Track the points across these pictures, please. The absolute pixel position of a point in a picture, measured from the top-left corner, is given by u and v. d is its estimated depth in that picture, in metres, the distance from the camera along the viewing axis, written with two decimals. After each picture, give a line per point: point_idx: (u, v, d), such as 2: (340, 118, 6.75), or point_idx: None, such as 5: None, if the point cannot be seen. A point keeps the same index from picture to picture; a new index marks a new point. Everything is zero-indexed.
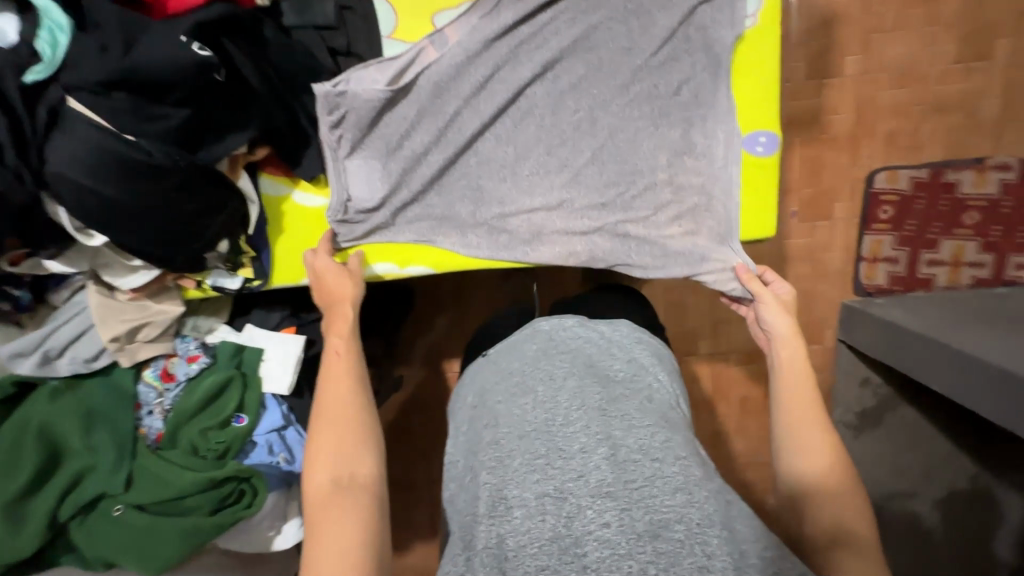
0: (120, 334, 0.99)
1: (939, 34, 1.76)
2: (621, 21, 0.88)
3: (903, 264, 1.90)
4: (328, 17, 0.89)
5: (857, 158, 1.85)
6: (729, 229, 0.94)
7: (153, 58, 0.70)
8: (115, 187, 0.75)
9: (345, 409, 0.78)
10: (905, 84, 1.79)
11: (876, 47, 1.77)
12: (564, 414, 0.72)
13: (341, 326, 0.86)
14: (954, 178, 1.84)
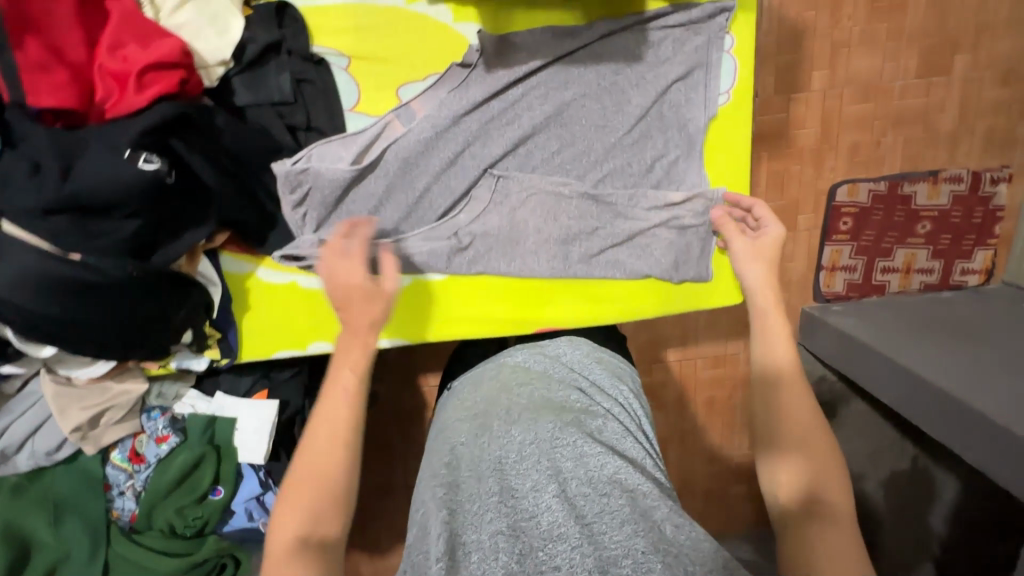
0: (83, 423, 0.95)
1: (902, 51, 1.67)
2: (594, 99, 0.85)
3: (860, 272, 1.82)
4: (284, 92, 0.82)
5: (821, 171, 1.75)
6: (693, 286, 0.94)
7: (95, 180, 0.65)
8: (63, 306, 0.70)
9: (326, 465, 0.58)
10: (870, 97, 1.70)
11: (842, 61, 1.67)
12: (516, 451, 0.63)
13: (359, 357, 0.64)
14: (911, 190, 1.76)
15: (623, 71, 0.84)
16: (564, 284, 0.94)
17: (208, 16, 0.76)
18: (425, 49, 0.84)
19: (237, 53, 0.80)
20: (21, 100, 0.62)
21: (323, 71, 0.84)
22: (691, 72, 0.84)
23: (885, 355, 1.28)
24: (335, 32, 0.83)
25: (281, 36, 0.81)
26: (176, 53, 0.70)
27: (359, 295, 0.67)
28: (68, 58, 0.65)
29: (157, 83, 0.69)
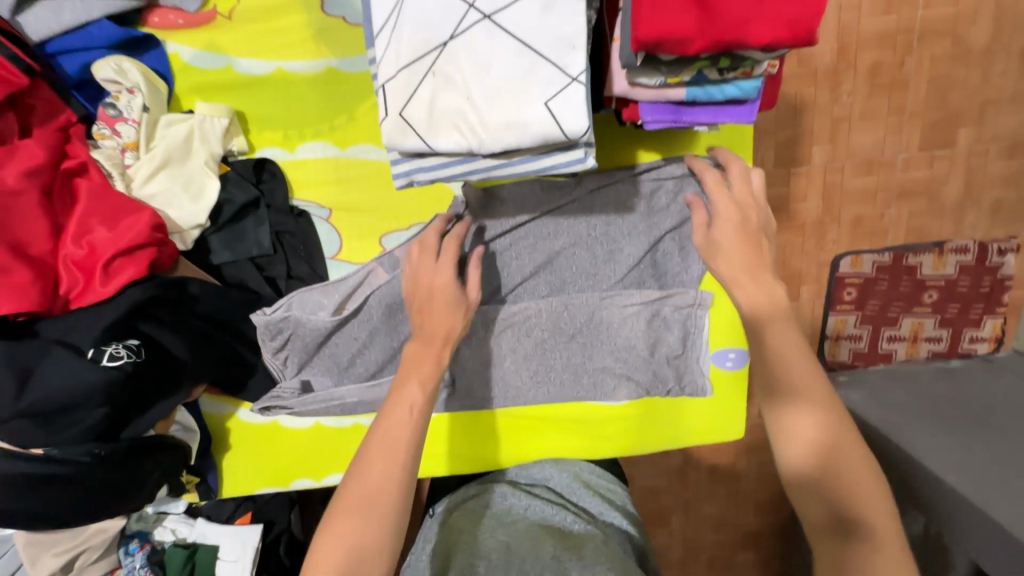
0: (56, 569, 0.92)
1: (905, 123, 1.51)
2: (585, 248, 0.82)
3: (866, 341, 1.61)
4: (262, 246, 0.80)
5: (822, 244, 1.58)
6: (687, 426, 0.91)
7: (54, 386, 0.61)
8: (26, 501, 0.67)
9: (378, 501, 0.53)
10: (871, 171, 1.54)
11: (842, 137, 1.51)
12: (518, 564, 0.64)
13: (424, 366, 0.63)
14: (915, 261, 1.57)
15: (614, 222, 0.81)
16: (558, 421, 0.91)
17: (182, 182, 0.73)
18: (409, 199, 0.81)
19: (214, 213, 0.77)
20: None
21: (304, 223, 0.82)
22: (685, 222, 0.81)
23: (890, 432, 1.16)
24: (315, 185, 0.80)
25: (258, 192, 0.79)
26: (146, 232, 0.68)
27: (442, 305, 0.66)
28: (31, 253, 0.63)
29: (127, 268, 0.67)
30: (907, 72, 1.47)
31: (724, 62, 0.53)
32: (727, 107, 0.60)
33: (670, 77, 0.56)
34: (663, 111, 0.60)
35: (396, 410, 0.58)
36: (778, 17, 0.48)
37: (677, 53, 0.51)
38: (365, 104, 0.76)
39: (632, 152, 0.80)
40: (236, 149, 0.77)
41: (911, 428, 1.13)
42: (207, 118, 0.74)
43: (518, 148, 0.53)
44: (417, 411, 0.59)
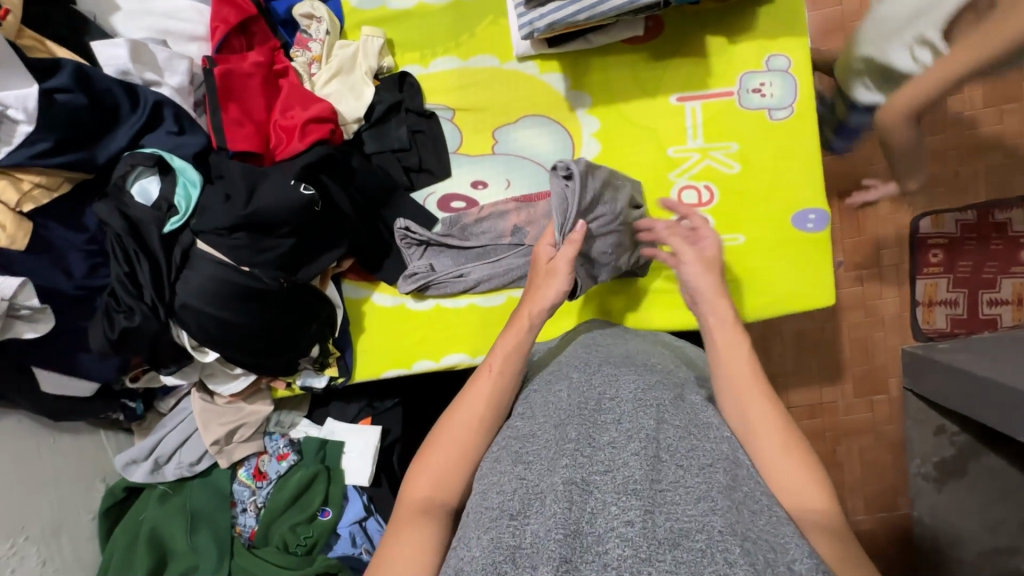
0: (220, 436, 1.07)
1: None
2: (664, 118, 0.97)
3: (964, 306, 1.50)
4: (402, 138, 1.00)
5: (898, 207, 1.50)
6: (777, 292, 0.97)
7: (268, 200, 0.82)
8: (232, 311, 0.85)
9: (472, 430, 0.67)
10: (938, 130, 1.49)
11: None
12: (596, 402, 0.64)
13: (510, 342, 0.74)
14: (1004, 218, 1.48)
15: (687, 92, 0.96)
16: (654, 295, 1.00)
17: (349, 86, 0.97)
18: (517, 96, 1.00)
19: (368, 112, 0.99)
20: (223, 145, 0.83)
21: (433, 122, 1.01)
22: (749, 93, 0.95)
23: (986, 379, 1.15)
24: (442, 92, 1.01)
25: (401, 97, 1.00)
26: (328, 111, 0.89)
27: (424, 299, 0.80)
28: (254, 117, 0.86)
29: (315, 132, 0.88)
30: None
31: None
32: None
33: None
34: None
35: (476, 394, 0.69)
36: None
37: None
38: (482, 23, 0.99)
39: (700, 39, 0.95)
40: (386, 66, 1.00)
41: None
42: (369, 38, 0.98)
43: None
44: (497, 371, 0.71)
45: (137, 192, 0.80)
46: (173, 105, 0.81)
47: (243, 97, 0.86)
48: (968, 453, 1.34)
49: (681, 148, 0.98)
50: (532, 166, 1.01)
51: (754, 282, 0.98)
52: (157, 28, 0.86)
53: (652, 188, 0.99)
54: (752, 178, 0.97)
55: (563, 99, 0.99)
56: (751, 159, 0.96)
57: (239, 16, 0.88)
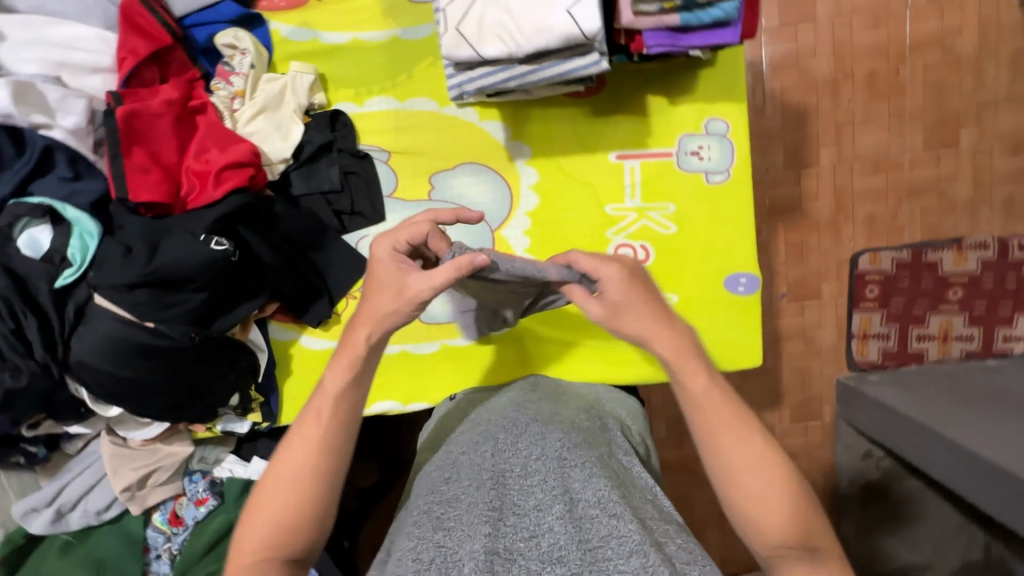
0: (132, 482, 1.02)
1: (906, 125, 1.48)
2: (602, 176, 0.96)
3: (895, 340, 1.50)
4: (333, 181, 0.95)
5: (840, 242, 1.51)
6: (707, 355, 0.98)
7: (175, 256, 0.77)
8: (135, 369, 0.80)
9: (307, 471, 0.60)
10: (880, 171, 1.49)
11: (848, 141, 1.48)
12: (520, 464, 0.61)
13: (340, 371, 0.64)
14: (934, 258, 1.48)
15: (628, 151, 0.95)
16: (592, 349, 0.99)
17: (275, 124, 0.91)
18: (455, 143, 0.97)
19: (296, 152, 0.94)
20: (124, 195, 0.77)
21: (367, 164, 0.97)
22: (688, 154, 0.95)
23: (921, 424, 1.19)
24: (378, 133, 0.97)
25: (333, 137, 0.95)
26: (247, 155, 0.83)
27: (387, 288, 0.65)
28: (163, 162, 0.80)
29: (232, 179, 0.82)
30: (904, 79, 1.46)
31: None
32: (716, 29, 0.75)
33: (666, 3, 0.71)
34: (663, 36, 0.75)
35: (298, 440, 0.62)
36: None
37: None
38: (421, 64, 0.95)
39: (642, 98, 0.94)
40: (317, 103, 0.95)
41: (954, 420, 1.17)
42: (298, 74, 0.92)
43: (548, 52, 0.70)
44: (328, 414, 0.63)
45: (25, 243, 0.74)
46: (67, 150, 0.75)
47: (151, 139, 0.80)
48: (892, 478, 1.40)
49: (619, 206, 0.97)
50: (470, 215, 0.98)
51: None
52: (49, 60, 0.78)
53: (590, 244, 0.98)
54: (687, 239, 0.97)
55: (503, 149, 0.97)
56: (687, 221, 0.97)
57: (151, 48, 0.82)
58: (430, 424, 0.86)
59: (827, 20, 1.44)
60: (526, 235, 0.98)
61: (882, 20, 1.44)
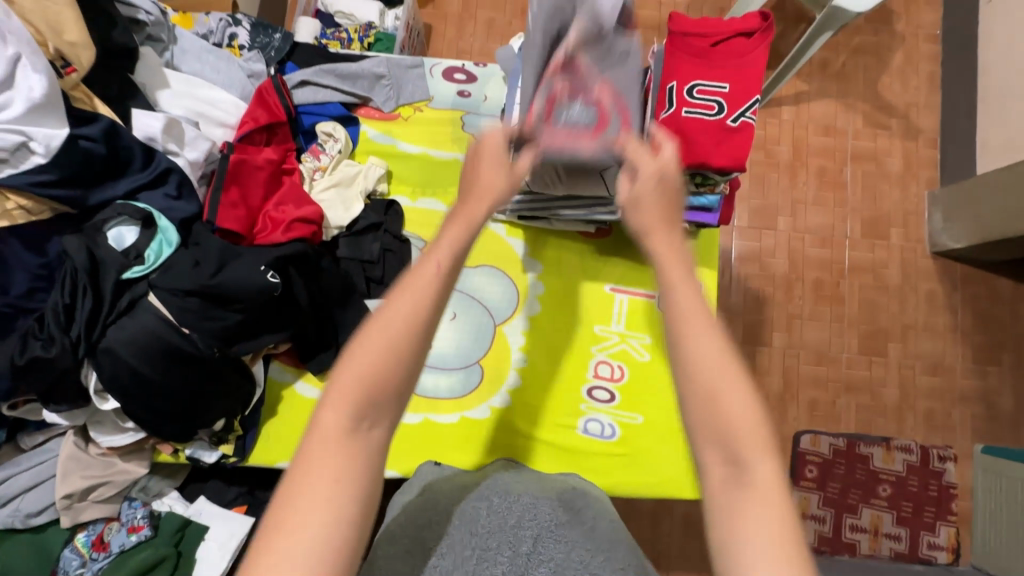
0: (75, 491, 0.98)
1: (844, 329, 1.68)
2: (594, 301, 1.15)
3: (831, 526, 1.56)
4: (372, 253, 1.11)
5: (784, 419, 1.64)
6: (660, 480, 1.08)
7: (235, 278, 0.89)
8: (154, 368, 0.86)
9: (394, 346, 0.52)
10: (821, 362, 1.67)
11: (797, 333, 1.68)
12: (502, 528, 0.66)
13: (456, 232, 0.61)
14: (866, 451, 1.60)
15: (622, 286, 1.16)
16: (561, 449, 1.09)
17: (342, 199, 1.11)
18: (481, 247, 1.16)
19: (350, 222, 1.12)
20: (212, 219, 0.92)
21: (406, 247, 1.14)
22: None
23: None
24: (421, 225, 1.16)
25: (384, 219, 1.13)
26: (316, 215, 1.00)
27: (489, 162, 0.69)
28: (249, 202, 0.97)
29: (298, 230, 0.98)
30: (842, 292, 1.69)
31: (699, 178, 0.94)
32: (702, 212, 1.00)
33: None
34: None
35: (399, 308, 0.53)
36: (728, 153, 0.88)
37: None
38: None
39: (637, 249, 1.18)
40: (380, 191, 1.15)
41: None
42: (371, 167, 1.13)
43: None
44: (443, 269, 0.56)
45: (111, 236, 0.86)
46: (181, 174, 0.90)
47: (245, 183, 0.98)
48: None
49: (605, 328, 1.14)
50: (480, 307, 1.14)
51: (645, 468, 1.08)
52: (193, 110, 0.99)
53: (577, 356, 1.13)
54: (658, 369, 1.13)
55: (520, 262, 1.16)
56: (660, 353, 1.13)
57: (270, 120, 1.03)
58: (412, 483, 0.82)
59: (785, 232, 1.72)
60: (522, 334, 1.13)
61: (828, 242, 1.71)
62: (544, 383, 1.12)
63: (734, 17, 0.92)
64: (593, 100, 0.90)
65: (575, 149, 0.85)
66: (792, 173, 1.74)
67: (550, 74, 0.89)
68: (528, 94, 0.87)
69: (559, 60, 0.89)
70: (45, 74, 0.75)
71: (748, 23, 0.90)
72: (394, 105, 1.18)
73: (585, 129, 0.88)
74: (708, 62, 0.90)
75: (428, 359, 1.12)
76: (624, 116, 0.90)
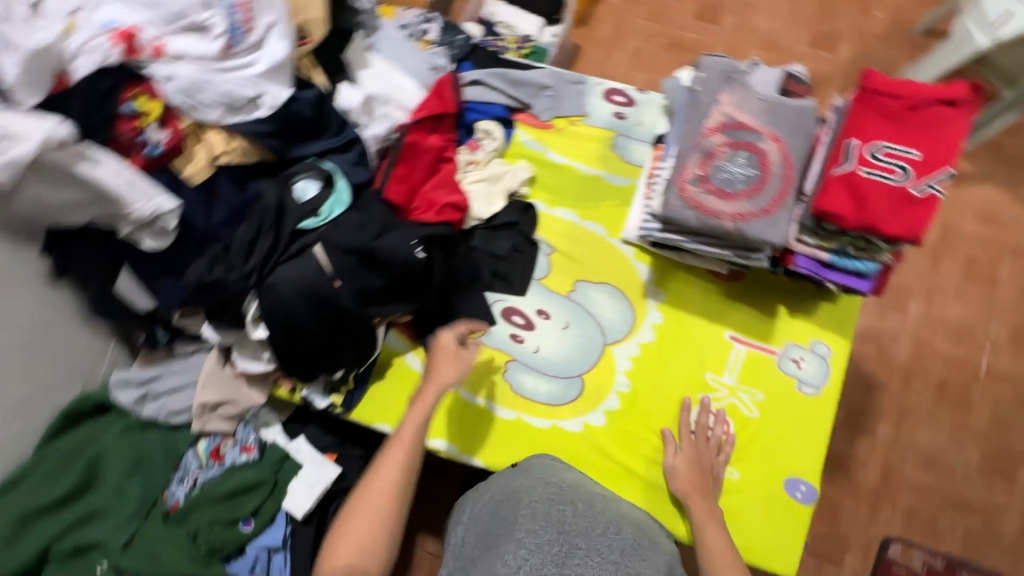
0: (208, 402, 1.10)
1: (965, 439, 1.52)
2: (709, 343, 1.12)
3: None
4: (502, 249, 1.17)
5: (874, 520, 1.48)
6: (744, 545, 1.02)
7: (389, 246, 0.97)
8: (304, 310, 0.96)
9: (381, 513, 0.87)
10: (931, 469, 1.50)
11: (906, 430, 1.53)
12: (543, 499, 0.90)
13: (418, 416, 0.94)
14: None
15: (743, 335, 1.12)
16: (645, 483, 1.06)
17: (487, 194, 1.17)
18: (606, 266, 1.17)
19: (490, 217, 1.17)
20: (381, 189, 1.02)
21: (534, 251, 1.18)
22: (789, 358, 1.10)
23: None
24: (552, 233, 1.20)
25: (520, 219, 1.19)
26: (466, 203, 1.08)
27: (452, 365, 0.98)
28: (412, 180, 1.06)
29: (448, 214, 1.05)
30: (972, 397, 1.54)
31: (861, 243, 0.90)
32: (855, 276, 0.94)
33: (823, 242, 0.92)
34: (810, 264, 0.95)
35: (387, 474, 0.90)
36: (903, 222, 0.83)
37: (836, 224, 0.87)
38: (608, 202, 1.20)
39: (767, 301, 1.13)
40: (522, 192, 1.20)
41: None
42: (517, 169, 1.19)
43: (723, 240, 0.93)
44: (406, 450, 0.91)
45: (297, 188, 0.97)
46: (363, 146, 1.00)
47: (412, 162, 1.06)
48: None
49: (717, 374, 1.11)
50: (592, 323, 1.15)
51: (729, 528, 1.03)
52: (382, 90, 1.09)
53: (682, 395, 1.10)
54: (764, 429, 1.07)
55: (641, 288, 1.16)
56: (771, 413, 1.08)
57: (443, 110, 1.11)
58: (483, 491, 1.00)
59: (914, 318, 1.60)
60: (631, 359, 1.12)
61: (964, 339, 1.58)
62: (641, 414, 1.10)
63: (934, 83, 0.87)
64: (758, 154, 0.89)
65: (725, 210, 0.87)
66: (935, 259, 1.63)
67: (708, 136, 0.91)
68: (685, 154, 0.91)
69: (720, 124, 0.91)
70: (288, 41, 0.88)
71: (949, 93, 0.85)
72: (551, 116, 1.24)
73: (741, 188, 0.88)
74: (898, 125, 0.86)
75: (534, 361, 1.14)
76: (789, 174, 0.88)
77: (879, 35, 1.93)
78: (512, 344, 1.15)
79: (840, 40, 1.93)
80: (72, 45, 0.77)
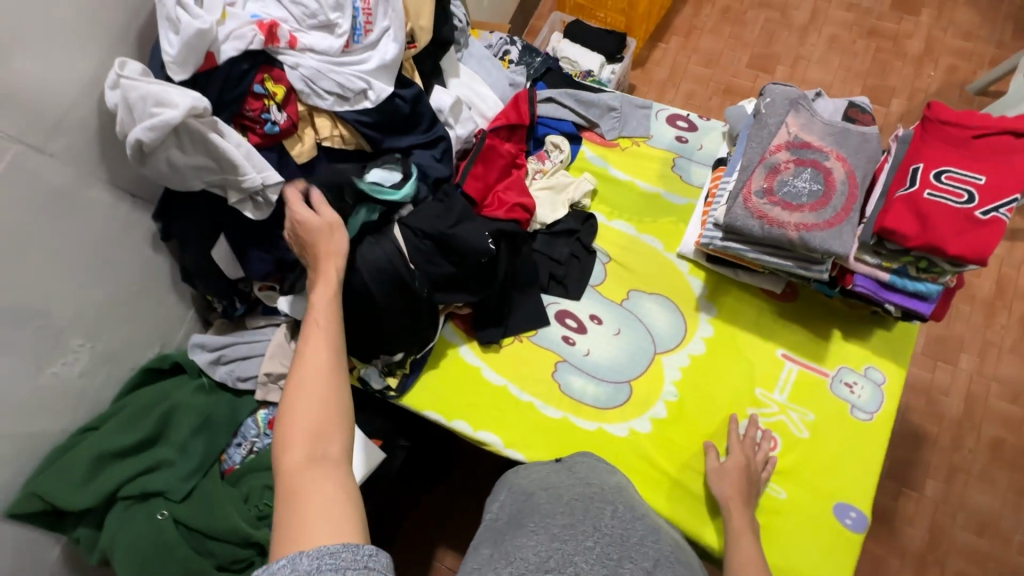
0: (274, 372, 1.15)
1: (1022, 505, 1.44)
2: (759, 361, 1.14)
3: None
4: (562, 253, 1.23)
5: None
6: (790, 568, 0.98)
7: (466, 235, 1.05)
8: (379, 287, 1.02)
9: (321, 376, 0.78)
10: (985, 534, 1.42)
11: (957, 487, 1.46)
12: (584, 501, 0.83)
13: (323, 296, 0.87)
14: None
15: (794, 355, 1.13)
16: (689, 493, 1.04)
17: (552, 201, 1.24)
18: (660, 277, 1.22)
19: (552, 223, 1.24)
20: (460, 183, 1.13)
21: (591, 258, 1.24)
22: (843, 381, 1.10)
23: None
24: (609, 243, 1.25)
25: (580, 228, 1.24)
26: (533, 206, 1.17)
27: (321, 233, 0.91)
28: (487, 180, 1.15)
29: (516, 213, 1.14)
30: None
31: (923, 264, 0.92)
32: (914, 298, 0.96)
33: (884, 262, 0.95)
34: (870, 284, 0.97)
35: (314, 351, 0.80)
36: (969, 243, 0.85)
37: (900, 243, 0.90)
38: (666, 218, 1.25)
39: (818, 325, 1.15)
40: (584, 203, 1.27)
41: None
42: (582, 180, 1.26)
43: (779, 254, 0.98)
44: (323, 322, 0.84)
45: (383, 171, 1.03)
46: (447, 145, 1.10)
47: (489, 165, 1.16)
48: None
49: (767, 391, 1.11)
50: (643, 331, 1.18)
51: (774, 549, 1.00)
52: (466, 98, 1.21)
53: (731, 408, 1.11)
54: (813, 450, 1.06)
55: (695, 302, 1.19)
56: (821, 435, 1.07)
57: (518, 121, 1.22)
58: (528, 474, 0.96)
59: (966, 372, 1.56)
60: (681, 369, 1.14)
61: (1021, 399, 1.53)
62: (688, 422, 1.10)
63: (999, 116, 0.92)
64: (823, 172, 0.94)
65: (788, 220, 0.92)
66: (988, 314, 1.61)
67: (774, 152, 0.97)
68: (750, 168, 0.97)
69: (786, 142, 0.97)
70: (398, 44, 1.00)
71: (1016, 124, 0.89)
72: (616, 135, 1.33)
73: (806, 201, 0.93)
74: (965, 152, 0.89)
75: (583, 364, 1.16)
76: (853, 192, 0.93)
77: (933, 93, 1.97)
78: (563, 346, 1.18)
79: (893, 94, 1.99)
80: (222, 30, 0.86)
